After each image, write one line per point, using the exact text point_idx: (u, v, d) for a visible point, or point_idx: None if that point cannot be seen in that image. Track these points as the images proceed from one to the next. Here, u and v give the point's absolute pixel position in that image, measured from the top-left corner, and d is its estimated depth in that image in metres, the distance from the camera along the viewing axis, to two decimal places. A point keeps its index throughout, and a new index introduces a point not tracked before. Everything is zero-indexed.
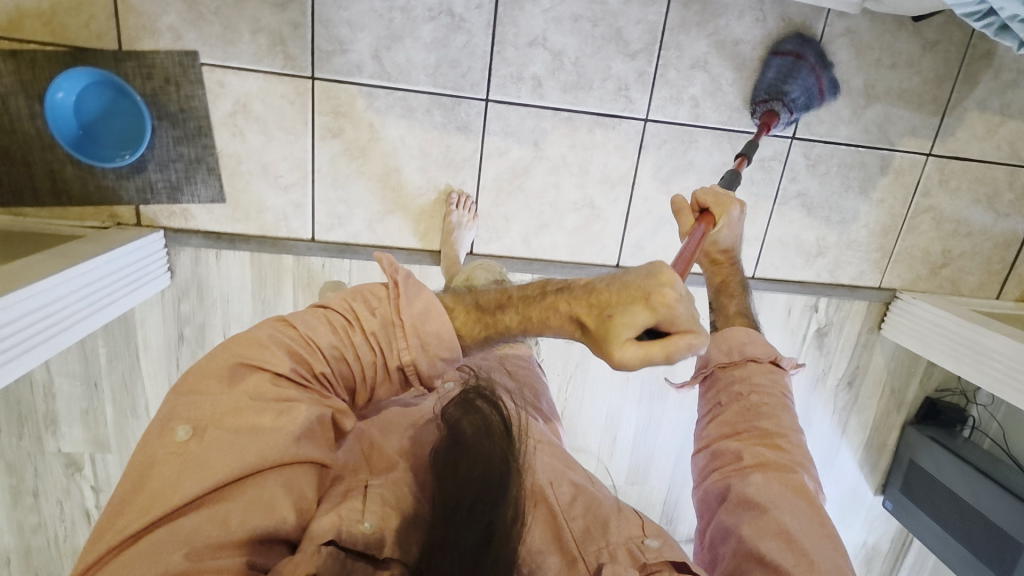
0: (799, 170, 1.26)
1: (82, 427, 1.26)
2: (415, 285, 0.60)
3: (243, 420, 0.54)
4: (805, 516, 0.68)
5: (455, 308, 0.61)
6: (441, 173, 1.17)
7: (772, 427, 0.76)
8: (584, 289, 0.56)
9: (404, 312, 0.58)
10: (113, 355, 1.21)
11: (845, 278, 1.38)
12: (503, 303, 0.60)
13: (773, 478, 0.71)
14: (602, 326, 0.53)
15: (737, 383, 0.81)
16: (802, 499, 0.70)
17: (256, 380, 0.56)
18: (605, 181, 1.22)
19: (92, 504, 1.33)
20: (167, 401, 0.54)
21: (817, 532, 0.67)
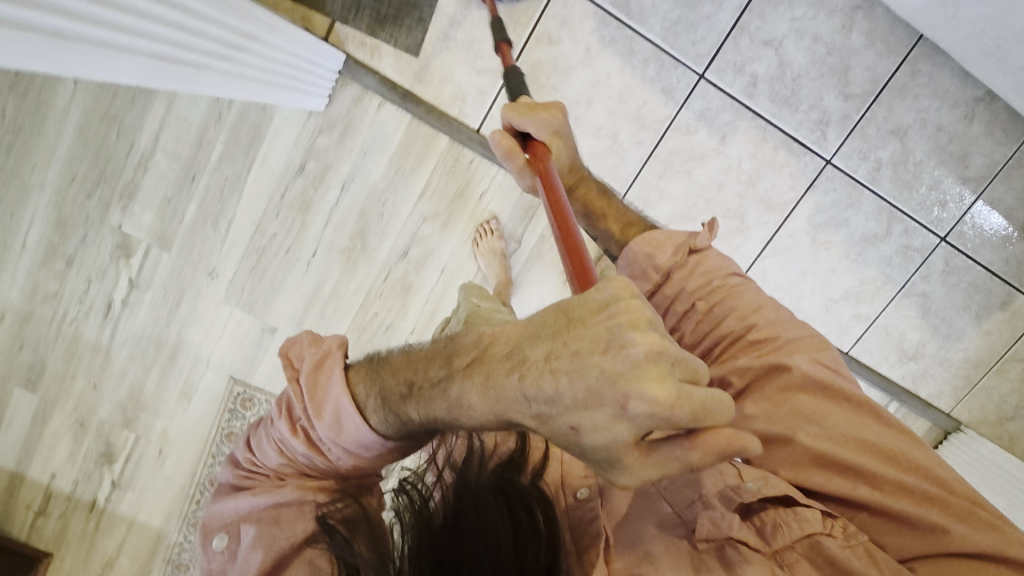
0: (933, 271, 1.28)
1: (155, 215, 1.17)
2: (320, 371, 0.62)
3: (272, 511, 0.63)
4: (840, 416, 0.65)
5: (354, 388, 0.60)
6: (625, 126, 1.15)
7: (739, 326, 0.72)
8: (507, 370, 0.46)
9: (322, 417, 0.60)
10: (226, 157, 1.14)
11: (923, 393, 1.39)
12: (425, 381, 0.53)
13: (778, 386, 0.67)
14: (560, 414, 0.43)
15: (678, 300, 0.74)
16: (820, 394, 0.66)
17: (262, 487, 0.64)
18: (764, 201, 1.21)
19: (119, 298, 1.21)
20: (208, 513, 0.67)
21: (849, 419, 0.65)
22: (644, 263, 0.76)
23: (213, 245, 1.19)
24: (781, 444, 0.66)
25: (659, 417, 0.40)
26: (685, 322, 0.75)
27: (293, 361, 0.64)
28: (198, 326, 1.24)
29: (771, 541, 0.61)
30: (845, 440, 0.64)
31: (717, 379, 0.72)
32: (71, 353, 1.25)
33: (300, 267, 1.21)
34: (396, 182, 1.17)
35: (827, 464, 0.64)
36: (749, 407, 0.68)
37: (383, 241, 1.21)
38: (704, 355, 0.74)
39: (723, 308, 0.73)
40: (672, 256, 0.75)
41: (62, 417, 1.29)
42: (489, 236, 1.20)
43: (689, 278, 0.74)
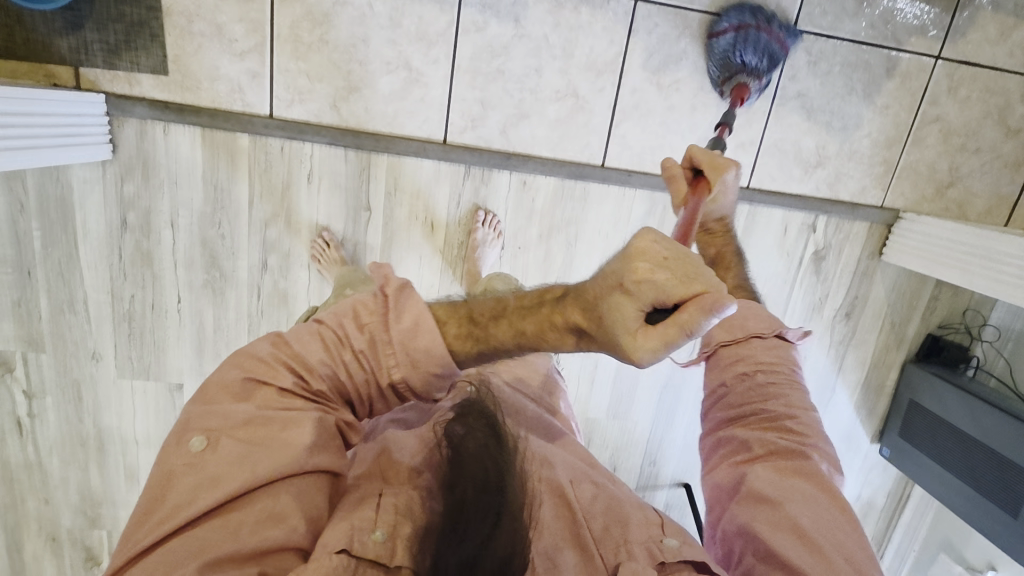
0: (799, 67, 1.18)
1: (14, 322, 1.15)
2: (401, 295, 0.56)
3: (257, 430, 0.51)
4: (813, 492, 0.62)
5: (447, 317, 0.55)
6: (413, 49, 1.08)
7: (782, 410, 0.68)
8: (578, 294, 0.50)
9: (399, 322, 0.54)
10: (49, 241, 1.11)
11: (846, 195, 1.29)
12: (518, 312, 0.53)
13: (790, 465, 0.64)
14: (605, 294, 0.47)
15: (740, 362, 0.72)
16: (821, 488, 0.63)
17: (266, 395, 0.53)
18: (591, 67, 1.13)
19: (24, 413, 1.21)
20: (187, 408, 0.53)
21: (843, 522, 0.60)
22: (760, 327, 0.73)
23: (82, 329, 1.17)
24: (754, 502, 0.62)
25: (651, 291, 0.44)
26: (736, 385, 0.71)
27: (386, 277, 0.57)
28: (109, 410, 1.23)
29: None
30: (838, 541, 0.59)
31: (736, 440, 0.68)
32: (9, 480, 1.26)
33: (173, 317, 1.19)
34: (220, 199, 1.13)
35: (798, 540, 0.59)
36: (754, 472, 0.64)
37: (238, 262, 1.17)
38: (738, 412, 0.70)
39: (776, 396, 0.69)
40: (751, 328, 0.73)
41: (33, 540, 1.32)
42: (328, 250, 1.17)
43: (762, 354, 0.71)
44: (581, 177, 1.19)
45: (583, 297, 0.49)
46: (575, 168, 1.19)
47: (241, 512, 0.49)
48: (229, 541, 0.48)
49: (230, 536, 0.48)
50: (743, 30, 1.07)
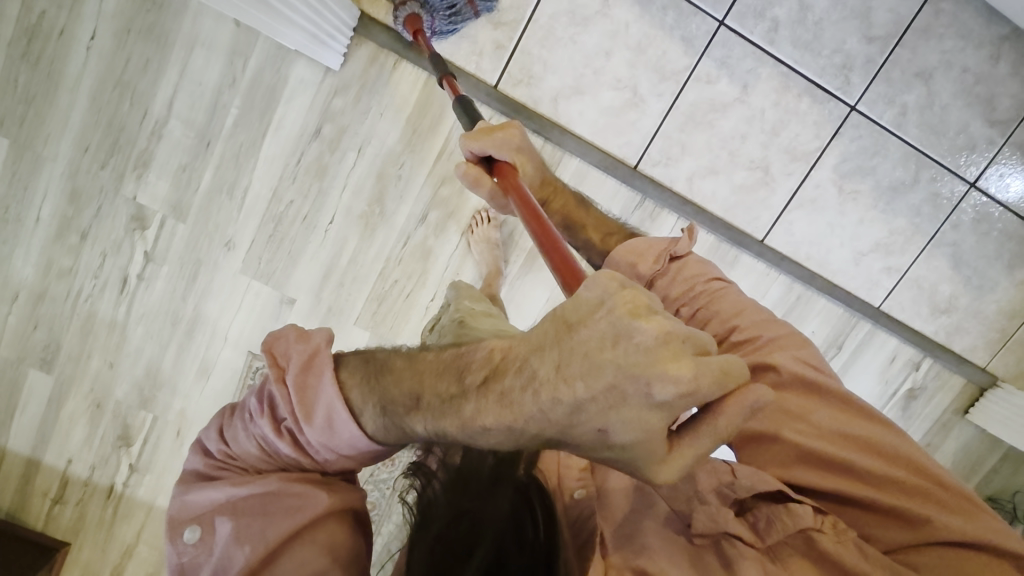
0: (964, 219, 1.26)
1: (170, 184, 1.14)
2: (311, 371, 0.57)
3: (254, 502, 0.56)
4: (823, 411, 0.67)
5: (355, 393, 0.56)
6: (645, 77, 1.13)
7: (723, 331, 0.74)
8: (516, 390, 0.44)
9: (313, 420, 0.55)
10: (241, 122, 1.12)
11: (957, 348, 1.35)
12: (436, 400, 0.49)
13: (768, 387, 0.68)
14: (590, 409, 0.41)
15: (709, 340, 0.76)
16: (804, 390, 0.68)
17: (232, 479, 0.57)
18: (791, 152, 1.19)
19: (134, 272, 1.19)
20: (169, 508, 0.59)
21: (841, 416, 0.66)
22: (627, 272, 0.78)
23: (229, 214, 1.17)
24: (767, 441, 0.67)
25: (687, 400, 0.40)
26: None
27: (280, 357, 0.58)
28: (215, 299, 1.22)
29: (764, 538, 0.63)
30: (845, 439, 0.65)
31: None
32: (86, 331, 1.22)
33: (318, 235, 1.19)
34: (413, 143, 1.15)
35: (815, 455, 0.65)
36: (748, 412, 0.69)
37: (401, 206, 1.19)
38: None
39: (722, 325, 0.74)
40: (653, 264, 0.78)
41: (78, 400, 1.27)
42: (487, 225, 1.19)
43: (676, 283, 0.78)
44: (739, 245, 1.24)
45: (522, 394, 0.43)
46: (738, 235, 1.23)
47: (266, 569, 0.55)
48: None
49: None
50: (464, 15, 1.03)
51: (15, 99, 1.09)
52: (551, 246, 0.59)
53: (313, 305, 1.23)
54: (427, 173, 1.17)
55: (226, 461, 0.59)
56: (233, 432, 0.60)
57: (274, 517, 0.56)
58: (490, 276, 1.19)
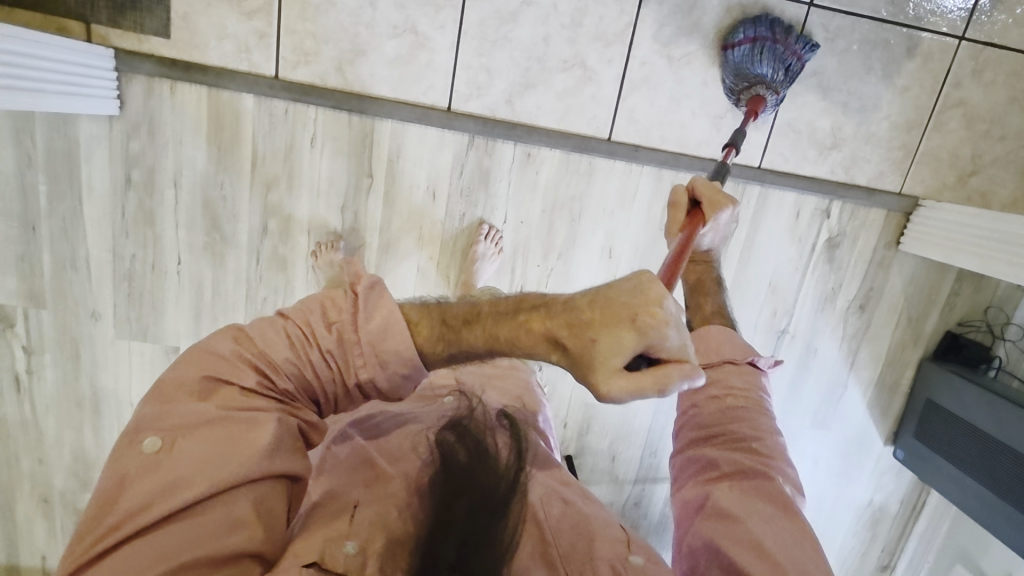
0: (815, 44, 1.14)
1: (17, 276, 1.16)
2: (369, 300, 0.55)
3: (219, 430, 0.52)
4: (784, 532, 0.60)
5: (421, 319, 0.55)
6: (421, 14, 1.07)
7: (748, 434, 0.66)
8: (560, 305, 0.51)
9: (365, 327, 0.53)
10: (55, 196, 1.12)
11: (863, 180, 1.24)
12: (494, 314, 0.53)
13: (753, 488, 0.63)
14: (602, 325, 0.48)
15: (712, 385, 0.70)
16: (781, 506, 0.61)
17: (228, 393, 0.53)
18: (602, 38, 1.11)
19: (22, 369, 1.22)
20: (137, 412, 0.52)
21: (796, 542, 0.59)
22: (710, 346, 0.71)
23: (83, 287, 1.18)
24: (719, 519, 0.62)
25: (659, 341, 0.47)
26: (704, 408, 0.69)
27: (355, 276, 0.57)
28: (107, 371, 1.24)
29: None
30: (795, 556, 0.58)
31: (705, 457, 0.67)
32: (5, 437, 1.26)
33: (173, 279, 1.19)
34: (223, 160, 1.13)
35: (758, 551, 0.58)
36: (720, 488, 0.64)
37: (239, 225, 1.17)
38: (709, 430, 0.68)
39: (748, 428, 0.66)
40: (743, 358, 0.70)
41: (26, 502, 1.32)
42: (330, 248, 1.17)
43: (732, 377, 0.69)
44: (586, 151, 1.17)
45: (568, 314, 0.50)
46: (581, 140, 1.17)
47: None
48: (166, 546, 0.48)
49: (200, 531, 0.49)
50: (757, 40, 1.05)
51: None
52: None
53: None
54: (251, 181, 1.15)
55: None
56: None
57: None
58: None
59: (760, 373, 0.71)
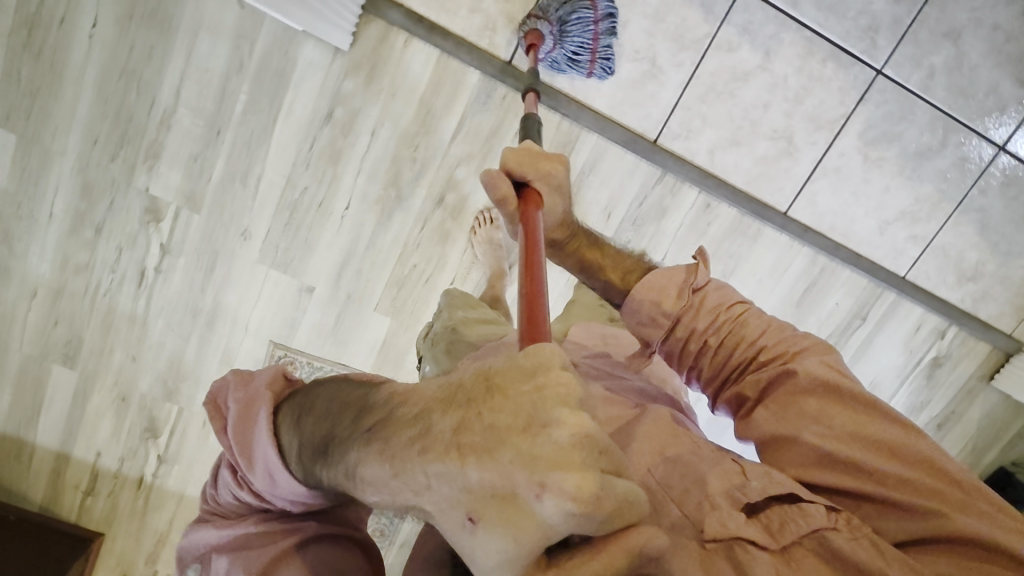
0: (991, 184, 1.23)
1: (182, 174, 1.12)
2: (249, 415, 0.61)
3: (256, 539, 0.61)
4: (869, 452, 0.53)
5: (306, 437, 0.55)
6: (664, 47, 1.10)
7: (750, 351, 0.61)
8: (421, 445, 0.42)
9: (253, 469, 0.59)
10: (251, 109, 1.09)
11: (983, 314, 1.34)
12: (353, 435, 0.49)
13: (788, 396, 0.57)
14: (460, 499, 0.39)
15: (690, 337, 0.64)
16: (847, 406, 0.55)
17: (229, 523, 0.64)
18: (815, 120, 1.16)
19: (152, 266, 1.18)
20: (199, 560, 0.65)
21: (862, 419, 0.54)
22: (651, 310, 0.65)
23: (243, 203, 1.15)
24: (780, 447, 0.57)
25: (543, 504, 0.36)
26: (694, 355, 0.64)
27: (218, 408, 0.63)
28: (234, 290, 1.21)
29: (778, 538, 0.51)
30: (859, 438, 0.53)
31: (730, 401, 0.62)
32: (107, 326, 1.22)
33: (335, 221, 1.18)
34: (427, 124, 1.13)
35: (832, 462, 0.53)
36: (757, 417, 0.59)
37: (417, 189, 1.17)
38: (715, 379, 0.64)
39: (733, 337, 0.62)
40: (678, 300, 0.64)
41: (103, 395, 1.27)
42: (489, 225, 1.20)
43: (697, 314, 0.64)
44: (761, 218, 1.22)
45: (451, 445, 0.40)
46: (761, 207, 1.21)
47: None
48: None
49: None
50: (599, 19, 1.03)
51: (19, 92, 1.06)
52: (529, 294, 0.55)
53: (332, 292, 1.23)
54: (444, 152, 1.15)
55: (245, 457, 0.60)
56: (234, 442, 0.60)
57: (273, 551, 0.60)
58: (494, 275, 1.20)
59: (713, 288, 0.65)
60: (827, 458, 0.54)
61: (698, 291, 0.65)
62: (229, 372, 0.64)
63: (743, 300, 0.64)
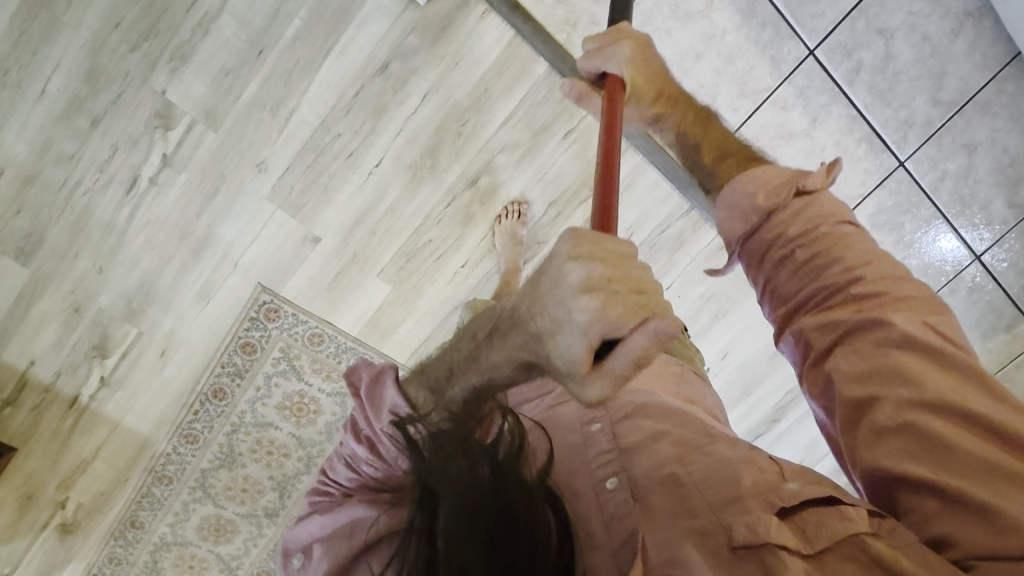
0: (960, 287, 1.36)
1: (207, 86, 1.03)
2: (380, 388, 0.62)
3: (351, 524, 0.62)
4: (969, 438, 0.43)
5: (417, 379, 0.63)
6: (726, 89, 1.13)
7: (842, 279, 0.53)
8: (501, 326, 0.50)
9: (381, 420, 0.61)
10: (302, 37, 1.01)
11: None
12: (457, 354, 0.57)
13: (874, 341, 0.49)
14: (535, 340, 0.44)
15: (773, 247, 0.58)
16: (937, 368, 0.46)
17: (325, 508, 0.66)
18: (835, 193, 1.24)
19: (147, 175, 1.07)
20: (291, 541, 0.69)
21: (959, 388, 0.45)
22: (743, 208, 0.59)
23: (267, 134, 1.07)
24: (846, 403, 0.49)
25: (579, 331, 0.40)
26: (780, 273, 0.58)
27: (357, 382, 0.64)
28: (233, 222, 1.12)
29: (810, 543, 0.47)
30: (955, 407, 0.44)
31: (804, 333, 0.54)
32: (78, 228, 1.10)
33: (360, 176, 1.12)
34: (482, 101, 1.09)
35: (914, 433, 0.44)
36: (834, 359, 0.51)
37: (454, 164, 1.13)
38: (792, 306, 0.57)
39: (829, 261, 0.54)
40: (774, 200, 0.58)
41: (53, 301, 1.14)
42: (516, 219, 1.18)
43: (791, 223, 0.57)
44: None
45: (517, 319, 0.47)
46: None
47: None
48: None
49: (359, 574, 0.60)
50: None
51: None
52: (606, 165, 0.59)
53: (338, 248, 1.17)
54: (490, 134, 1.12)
55: (371, 412, 0.62)
56: (364, 404, 0.62)
57: (372, 530, 0.61)
58: (507, 271, 1.18)
59: (815, 201, 0.58)
60: (904, 420, 0.45)
61: (803, 191, 0.58)
62: (358, 362, 0.66)
63: (846, 224, 0.57)
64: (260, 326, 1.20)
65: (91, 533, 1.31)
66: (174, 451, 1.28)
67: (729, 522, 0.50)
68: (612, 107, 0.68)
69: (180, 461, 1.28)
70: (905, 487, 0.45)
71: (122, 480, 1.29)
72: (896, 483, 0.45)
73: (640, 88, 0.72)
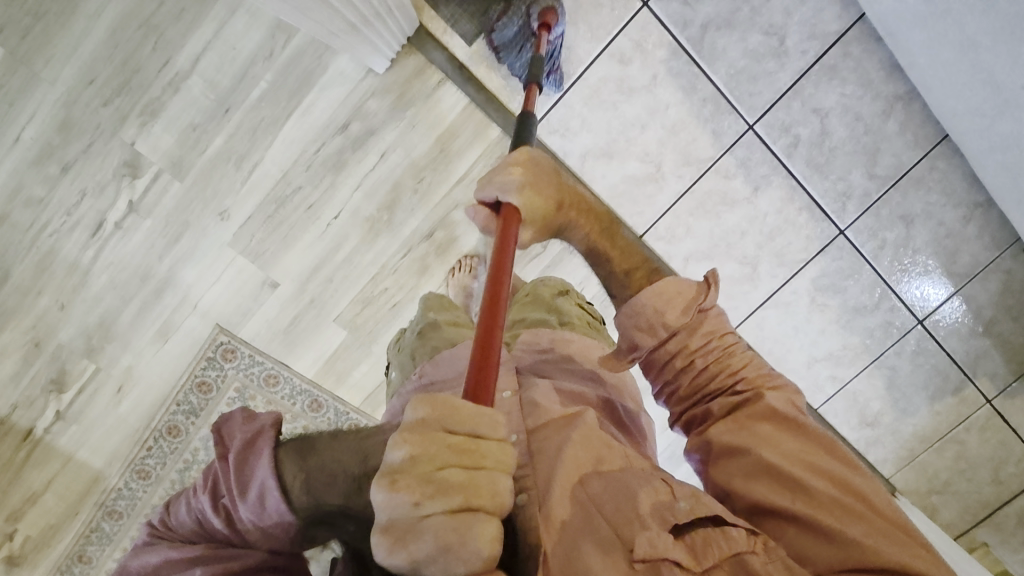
0: (905, 349, 1.39)
1: (175, 139, 1.08)
2: (250, 448, 0.60)
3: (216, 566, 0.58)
4: (808, 470, 0.57)
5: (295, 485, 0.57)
6: (671, 157, 1.19)
7: (729, 376, 0.64)
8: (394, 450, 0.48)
9: (246, 497, 0.58)
10: (267, 98, 1.07)
11: (871, 456, 1.53)
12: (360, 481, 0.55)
13: (748, 415, 0.62)
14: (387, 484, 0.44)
15: (677, 355, 0.66)
16: (783, 423, 0.61)
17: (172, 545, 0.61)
18: (779, 257, 1.29)
19: (113, 219, 1.12)
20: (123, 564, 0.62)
21: (808, 446, 0.59)
22: (652, 317, 0.66)
23: (230, 184, 1.12)
24: (730, 459, 0.61)
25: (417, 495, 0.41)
26: (682, 376, 0.66)
27: (225, 439, 0.62)
28: (193, 265, 1.16)
29: (700, 560, 0.57)
30: (802, 461, 0.57)
31: (696, 415, 0.66)
32: (42, 268, 1.13)
33: (319, 226, 1.17)
34: (438, 160, 1.15)
35: (773, 478, 0.57)
36: (716, 433, 0.62)
37: (410, 219, 1.18)
38: (691, 400, 0.66)
39: (716, 365, 0.65)
40: (681, 314, 0.66)
41: (14, 336, 1.17)
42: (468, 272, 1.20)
43: (693, 334, 0.66)
44: None
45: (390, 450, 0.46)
46: None
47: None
48: None
49: None
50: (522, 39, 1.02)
51: (23, 10, 1.00)
52: (481, 358, 0.51)
53: (296, 292, 1.21)
54: (444, 191, 1.17)
55: (236, 484, 0.59)
56: (230, 472, 0.59)
57: None
58: None
59: (713, 315, 0.67)
60: (771, 467, 0.58)
61: (703, 313, 0.67)
62: (235, 408, 0.65)
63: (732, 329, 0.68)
64: (216, 366, 1.22)
65: (36, 566, 1.31)
66: (124, 486, 1.29)
67: (629, 536, 0.59)
68: (506, 236, 0.66)
69: (131, 497, 1.29)
70: (778, 526, 0.57)
71: (72, 513, 1.30)
72: (764, 515, 0.58)
73: (535, 208, 0.68)
